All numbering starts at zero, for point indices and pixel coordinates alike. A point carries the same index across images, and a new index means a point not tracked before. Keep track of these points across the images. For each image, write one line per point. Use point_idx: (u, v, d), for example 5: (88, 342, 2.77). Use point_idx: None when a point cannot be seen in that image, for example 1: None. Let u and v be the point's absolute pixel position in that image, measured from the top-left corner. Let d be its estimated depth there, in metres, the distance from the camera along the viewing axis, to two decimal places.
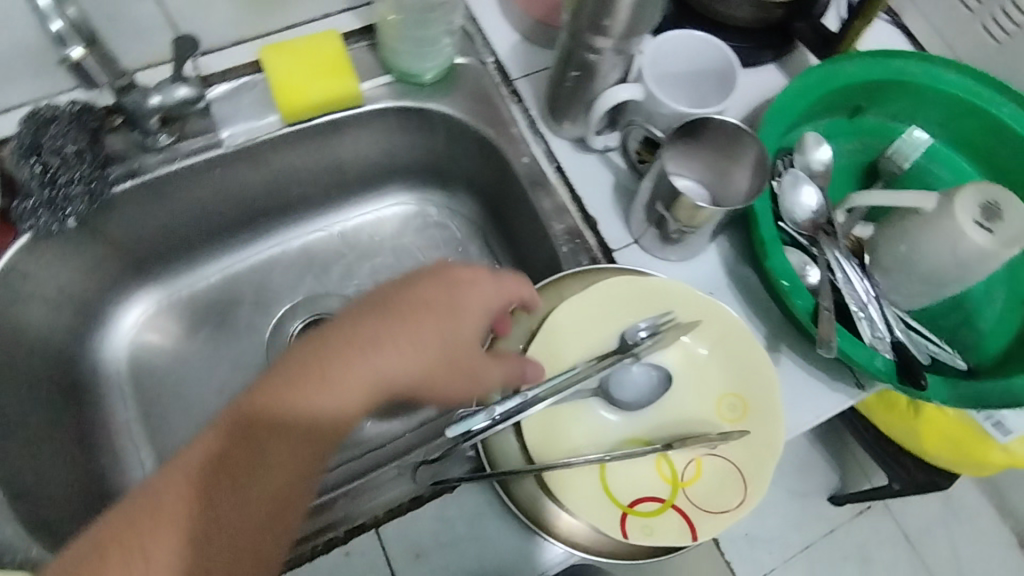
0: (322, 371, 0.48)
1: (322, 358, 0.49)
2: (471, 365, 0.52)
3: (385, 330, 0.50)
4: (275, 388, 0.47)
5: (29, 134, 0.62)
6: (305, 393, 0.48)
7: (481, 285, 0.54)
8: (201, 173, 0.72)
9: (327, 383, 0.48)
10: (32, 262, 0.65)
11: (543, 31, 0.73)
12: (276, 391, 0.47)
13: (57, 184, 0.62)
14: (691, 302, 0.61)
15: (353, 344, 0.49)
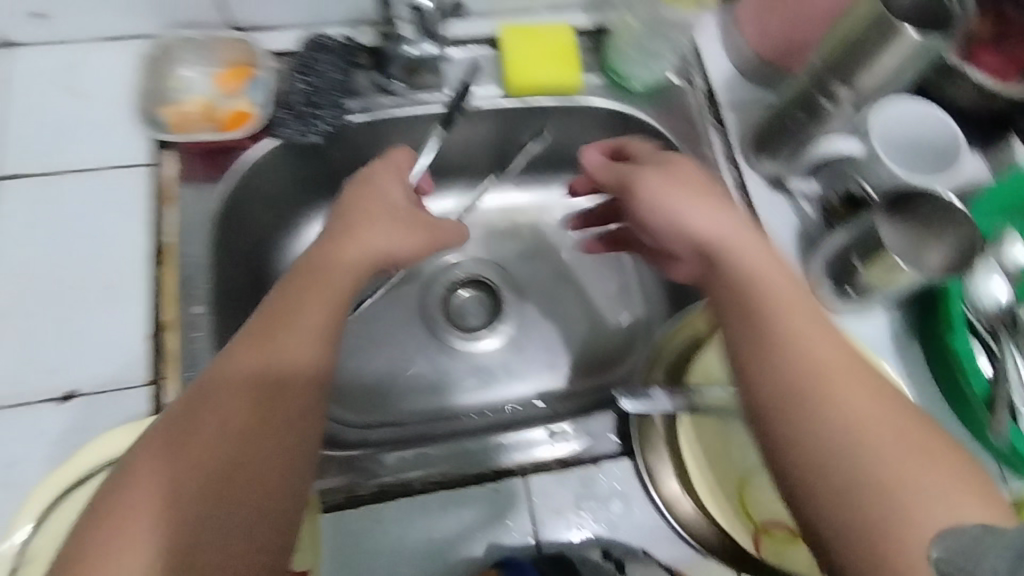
0: (279, 344, 0.49)
1: (263, 347, 0.48)
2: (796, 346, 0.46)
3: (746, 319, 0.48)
4: (255, 345, 0.48)
5: (305, 55, 0.70)
6: (264, 386, 0.47)
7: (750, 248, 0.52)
8: (419, 124, 0.76)
9: (286, 359, 0.48)
10: (270, 165, 0.72)
11: (761, 69, 0.75)
12: (247, 360, 0.47)
13: (315, 103, 0.70)
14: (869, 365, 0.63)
15: (313, 312, 0.51)
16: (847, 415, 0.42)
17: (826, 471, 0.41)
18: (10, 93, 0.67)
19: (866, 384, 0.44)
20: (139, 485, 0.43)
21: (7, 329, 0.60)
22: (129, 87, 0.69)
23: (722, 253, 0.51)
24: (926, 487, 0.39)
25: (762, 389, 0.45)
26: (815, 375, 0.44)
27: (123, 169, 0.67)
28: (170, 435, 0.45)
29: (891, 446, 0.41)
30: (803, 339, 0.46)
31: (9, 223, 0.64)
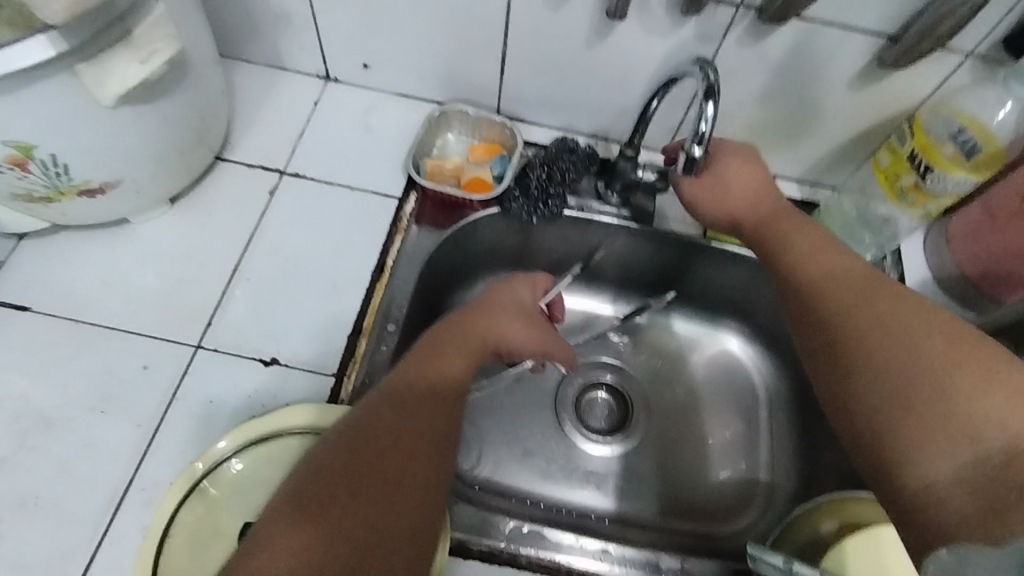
0: (431, 372, 0.58)
1: (431, 360, 0.59)
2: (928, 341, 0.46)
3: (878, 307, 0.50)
4: (410, 370, 0.57)
5: (554, 153, 0.80)
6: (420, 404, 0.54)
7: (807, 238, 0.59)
8: (619, 233, 0.83)
9: (444, 383, 0.58)
10: (487, 227, 0.82)
11: (963, 287, 0.76)
12: (400, 387, 0.55)
13: (545, 189, 0.80)
14: None
15: (460, 348, 0.61)
16: (906, 352, 0.46)
17: (909, 388, 0.44)
18: (320, 114, 0.84)
19: (924, 317, 0.47)
20: (312, 501, 0.46)
21: (247, 289, 0.71)
22: (407, 136, 0.84)
23: (785, 226, 0.61)
24: (979, 405, 0.41)
25: (831, 313, 0.51)
26: (885, 387, 0.45)
27: (378, 195, 0.79)
28: (332, 457, 0.49)
29: (932, 345, 0.45)
30: (833, 287, 0.53)
31: (280, 208, 0.77)
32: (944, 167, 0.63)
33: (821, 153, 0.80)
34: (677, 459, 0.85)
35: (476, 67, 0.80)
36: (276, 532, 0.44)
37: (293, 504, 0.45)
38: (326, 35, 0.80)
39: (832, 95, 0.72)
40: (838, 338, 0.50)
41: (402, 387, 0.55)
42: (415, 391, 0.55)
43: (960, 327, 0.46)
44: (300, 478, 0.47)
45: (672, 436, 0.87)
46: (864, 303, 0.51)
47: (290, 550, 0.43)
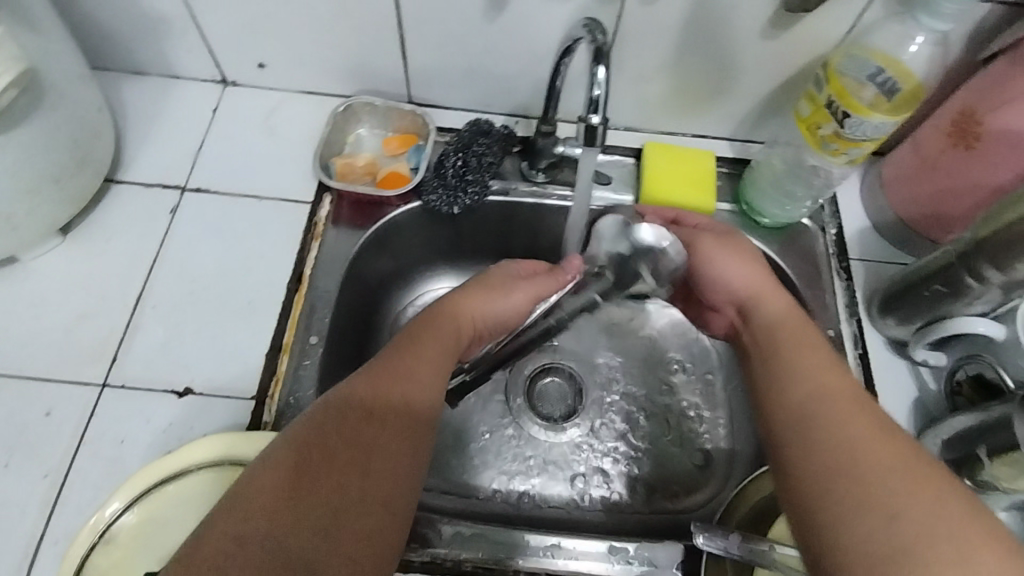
0: (422, 357, 0.52)
1: (414, 346, 0.53)
2: (896, 451, 0.42)
3: (849, 405, 0.46)
4: (407, 349, 0.52)
5: (468, 137, 0.76)
6: (404, 395, 0.48)
7: (790, 321, 0.56)
8: (549, 214, 0.79)
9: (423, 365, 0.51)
10: (409, 222, 0.78)
11: (900, 231, 0.74)
12: (392, 368, 0.50)
13: (464, 177, 0.75)
14: None
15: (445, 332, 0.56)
16: (853, 442, 0.43)
17: (846, 477, 0.42)
18: (220, 120, 0.79)
19: (876, 420, 0.45)
20: (273, 482, 0.41)
21: (154, 317, 0.67)
22: (316, 135, 0.79)
23: (763, 299, 0.59)
24: (914, 513, 0.38)
25: (791, 394, 0.49)
26: (846, 471, 0.42)
27: (290, 201, 0.75)
28: (307, 437, 0.43)
29: (885, 459, 0.41)
30: (802, 377, 0.50)
31: (184, 227, 0.72)
32: (859, 111, 0.60)
33: (745, 108, 0.77)
34: (636, 436, 0.82)
35: (375, 54, 0.75)
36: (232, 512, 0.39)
37: (255, 482, 0.41)
38: (212, 37, 0.75)
39: (747, 46, 0.69)
40: (817, 416, 0.46)
41: (384, 369, 0.49)
42: (402, 376, 0.49)
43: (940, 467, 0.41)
44: (264, 454, 0.43)
45: (628, 414, 0.83)
46: (830, 400, 0.47)
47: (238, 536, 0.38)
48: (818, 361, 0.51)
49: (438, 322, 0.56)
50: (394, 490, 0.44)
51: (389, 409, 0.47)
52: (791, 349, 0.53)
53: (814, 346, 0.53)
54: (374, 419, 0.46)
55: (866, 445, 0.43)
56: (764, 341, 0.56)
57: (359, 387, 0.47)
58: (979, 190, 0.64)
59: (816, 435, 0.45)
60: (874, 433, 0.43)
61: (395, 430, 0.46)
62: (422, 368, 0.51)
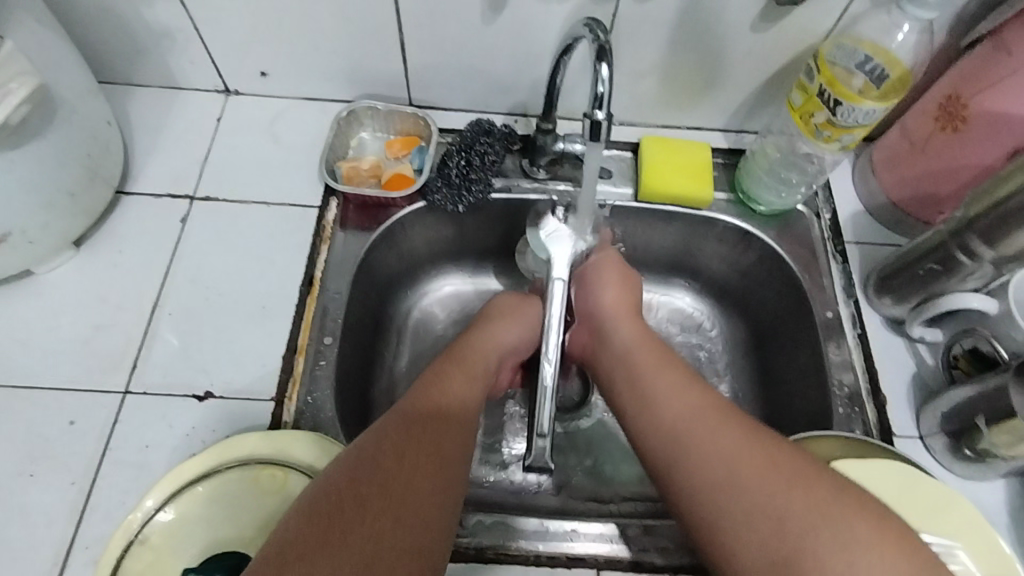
0: (447, 386, 0.58)
1: (437, 378, 0.58)
2: (751, 455, 0.47)
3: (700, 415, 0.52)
4: (430, 383, 0.58)
5: (470, 137, 0.78)
6: (422, 415, 0.53)
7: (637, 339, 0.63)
8: None
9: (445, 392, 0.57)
10: (415, 223, 0.80)
11: (892, 213, 0.76)
12: (412, 400, 0.54)
13: (467, 177, 0.76)
14: (974, 530, 0.56)
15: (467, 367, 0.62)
16: (728, 459, 0.48)
17: (729, 498, 0.46)
18: (224, 129, 0.80)
19: (742, 433, 0.49)
20: (327, 504, 0.44)
21: (170, 325, 0.68)
22: (319, 140, 0.81)
23: (607, 322, 0.66)
24: (780, 508, 0.44)
25: (667, 418, 0.53)
26: (717, 483, 0.47)
27: (297, 206, 0.77)
28: (355, 462, 0.48)
29: (749, 464, 0.47)
30: (670, 397, 0.54)
31: (195, 235, 0.74)
32: (851, 98, 0.62)
33: (739, 100, 0.79)
34: None
35: (375, 58, 0.77)
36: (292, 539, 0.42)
37: (315, 505, 0.44)
38: (214, 48, 0.76)
39: (738, 40, 0.71)
40: (677, 438, 0.51)
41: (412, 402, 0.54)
42: (422, 402, 0.54)
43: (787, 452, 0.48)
44: (313, 487, 0.47)
45: None
46: (701, 418, 0.52)
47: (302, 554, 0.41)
48: (667, 371, 0.58)
49: (454, 360, 0.62)
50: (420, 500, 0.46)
51: (414, 430, 0.51)
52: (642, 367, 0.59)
53: (657, 354, 0.60)
54: (396, 439, 0.49)
55: (741, 462, 0.47)
56: (626, 366, 0.61)
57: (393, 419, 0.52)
58: (967, 170, 0.66)
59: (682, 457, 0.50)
60: (730, 436, 0.49)
61: (426, 452, 0.50)
62: (443, 394, 0.56)
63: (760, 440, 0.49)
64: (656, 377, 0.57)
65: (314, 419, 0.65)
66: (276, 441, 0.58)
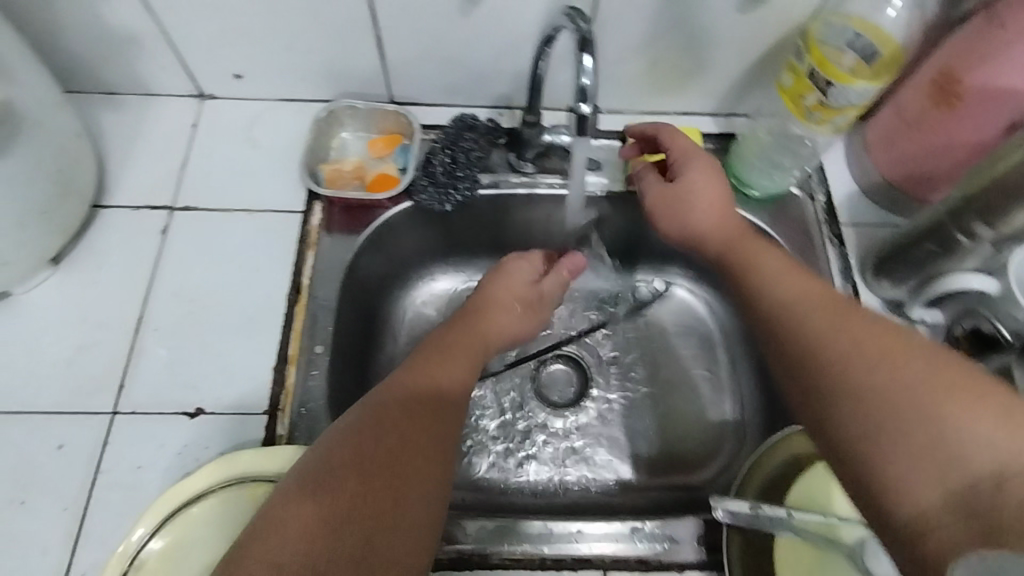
0: (442, 361, 0.57)
1: (436, 355, 0.58)
2: (864, 342, 0.44)
3: (816, 306, 0.49)
4: (423, 361, 0.57)
5: (455, 133, 0.76)
6: (413, 396, 0.51)
7: (719, 189, 0.62)
8: (541, 205, 0.79)
9: (438, 371, 0.56)
10: (402, 223, 0.78)
11: (887, 192, 0.75)
12: (408, 380, 0.53)
13: (454, 175, 0.75)
14: None
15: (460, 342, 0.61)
16: (896, 385, 0.41)
17: (857, 394, 0.42)
18: (201, 135, 0.78)
19: (861, 319, 0.46)
20: (315, 491, 0.42)
21: (156, 340, 0.67)
22: (300, 142, 0.78)
23: (665, 215, 0.64)
24: (909, 383, 0.41)
25: (818, 347, 0.46)
26: (837, 363, 0.44)
27: (280, 212, 0.75)
28: (350, 448, 0.45)
29: (874, 348, 0.44)
30: (772, 283, 0.53)
31: (177, 246, 0.72)
32: (842, 79, 0.61)
33: (727, 83, 0.77)
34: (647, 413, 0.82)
35: (352, 55, 0.74)
36: (266, 528, 0.40)
37: (297, 489, 0.42)
38: (185, 52, 0.74)
39: (725, 21, 0.69)
40: (795, 323, 0.49)
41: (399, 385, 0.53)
42: (413, 381, 0.54)
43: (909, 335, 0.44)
44: (297, 471, 0.44)
45: (637, 391, 0.83)
46: (814, 306, 0.49)
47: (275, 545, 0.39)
48: (778, 264, 0.55)
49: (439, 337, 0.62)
50: (412, 482, 0.45)
51: (408, 412, 0.50)
52: (726, 250, 0.59)
53: (755, 244, 0.57)
54: (388, 419, 0.48)
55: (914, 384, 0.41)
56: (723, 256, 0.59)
57: (392, 409, 0.49)
58: (961, 148, 0.65)
59: (804, 336, 0.47)
60: (850, 323, 0.46)
61: (427, 432, 0.49)
62: (444, 372, 0.56)
63: (880, 328, 0.45)
64: (729, 249, 0.58)
65: (309, 431, 0.63)
66: (271, 458, 0.57)
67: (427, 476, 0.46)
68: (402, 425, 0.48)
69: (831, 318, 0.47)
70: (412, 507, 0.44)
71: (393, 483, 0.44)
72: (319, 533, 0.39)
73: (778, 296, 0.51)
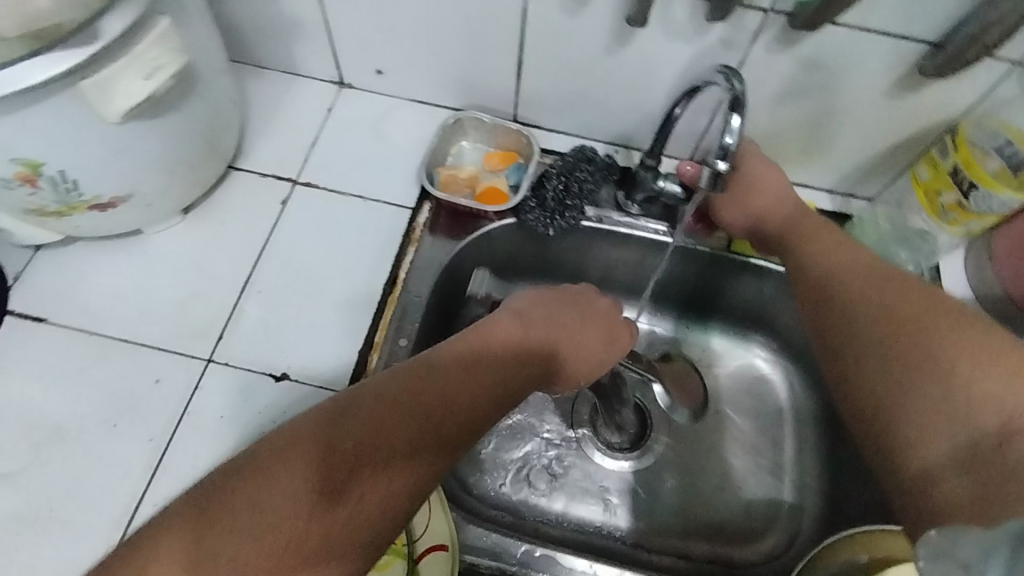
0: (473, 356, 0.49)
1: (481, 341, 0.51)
2: (913, 313, 0.50)
3: (873, 288, 0.54)
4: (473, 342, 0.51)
5: (572, 162, 0.78)
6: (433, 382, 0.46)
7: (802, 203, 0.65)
8: (639, 247, 0.80)
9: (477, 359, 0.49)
10: (501, 238, 0.80)
11: (1005, 306, 0.71)
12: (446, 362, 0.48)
13: (563, 202, 0.76)
14: None
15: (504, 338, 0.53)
16: (926, 343, 0.49)
17: (898, 364, 0.49)
18: (334, 120, 0.83)
19: (914, 291, 0.52)
20: (275, 481, 0.39)
21: (258, 301, 0.71)
22: (422, 143, 0.82)
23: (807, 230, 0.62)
24: (932, 345, 0.48)
25: (869, 327, 0.52)
26: (884, 332, 0.51)
27: (392, 204, 0.78)
28: (327, 444, 0.41)
29: (915, 321, 0.50)
30: (843, 257, 0.58)
31: (293, 218, 0.76)
32: (987, 182, 0.62)
33: (854, 163, 0.76)
34: (702, 476, 0.79)
35: (492, 71, 0.77)
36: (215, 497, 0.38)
37: (258, 469, 0.39)
38: (340, 43, 0.79)
39: (869, 103, 0.68)
40: (842, 297, 0.55)
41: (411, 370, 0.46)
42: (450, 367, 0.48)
43: (946, 305, 0.50)
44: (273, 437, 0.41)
45: (697, 451, 0.81)
46: (870, 282, 0.54)
47: (236, 517, 0.37)
48: (847, 250, 0.58)
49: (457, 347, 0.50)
50: (367, 480, 0.40)
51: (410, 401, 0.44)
52: (788, 228, 0.64)
53: (835, 237, 0.60)
54: (397, 397, 0.44)
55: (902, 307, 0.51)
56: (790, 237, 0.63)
57: (388, 408, 0.43)
58: None
59: (847, 315, 0.54)
60: (916, 303, 0.51)
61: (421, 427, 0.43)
62: (484, 358, 0.50)
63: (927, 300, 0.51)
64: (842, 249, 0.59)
65: None
66: None
67: (393, 480, 0.41)
68: (399, 411, 0.43)
69: (870, 293, 0.54)
70: (368, 509, 0.40)
71: (338, 473, 0.40)
72: (267, 524, 0.37)
73: (846, 282, 0.56)
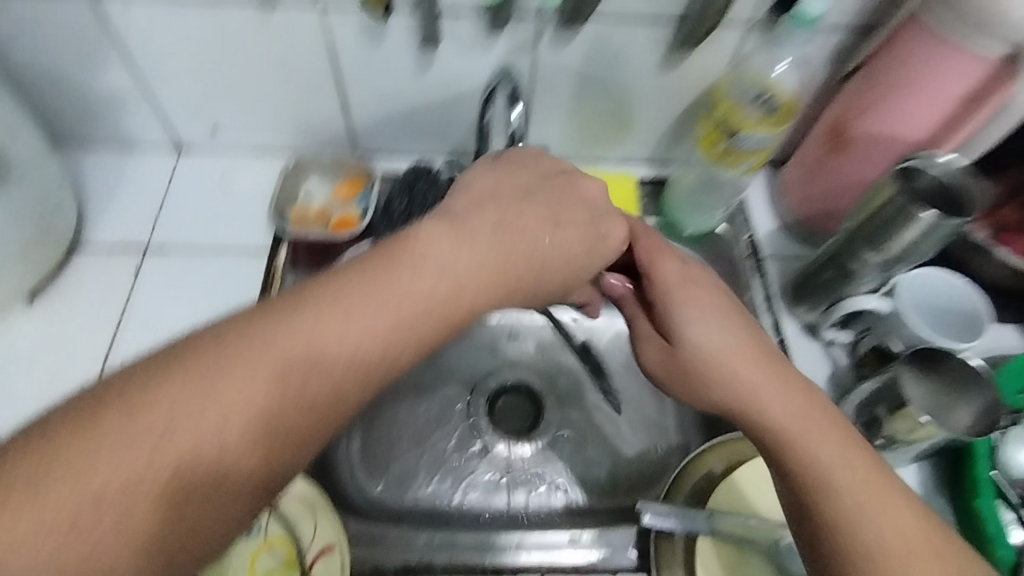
0: (336, 295, 0.43)
1: (379, 274, 0.45)
2: (764, 407, 0.49)
3: (739, 382, 0.51)
4: (363, 271, 0.45)
5: (411, 179, 0.84)
6: (300, 325, 0.42)
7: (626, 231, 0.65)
8: None
9: (359, 296, 0.43)
10: None
11: (802, 229, 0.84)
12: (317, 295, 0.43)
13: (410, 214, 0.81)
14: None
15: (405, 271, 0.45)
16: (805, 435, 0.47)
17: (790, 463, 0.47)
18: (176, 184, 0.85)
19: (818, 416, 0.48)
20: (159, 405, 0.37)
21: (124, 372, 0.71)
22: (269, 190, 0.85)
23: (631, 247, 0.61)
24: (824, 468, 0.46)
25: (765, 417, 0.49)
26: (778, 439, 0.48)
27: (248, 252, 0.81)
28: (216, 380, 0.39)
29: (808, 433, 0.47)
30: (709, 330, 0.54)
31: (148, 285, 0.77)
32: (745, 128, 0.72)
33: (657, 133, 0.86)
34: (596, 441, 0.84)
35: (321, 111, 0.82)
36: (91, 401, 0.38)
37: (145, 387, 0.38)
38: (166, 110, 0.81)
39: (650, 79, 0.78)
40: (768, 426, 0.49)
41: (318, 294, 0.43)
42: (316, 312, 0.42)
43: (820, 404, 0.49)
44: (158, 357, 0.40)
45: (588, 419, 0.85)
46: (740, 353, 0.52)
47: (89, 460, 0.35)
48: (712, 310, 0.55)
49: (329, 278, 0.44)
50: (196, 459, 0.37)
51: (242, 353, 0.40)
52: (674, 304, 0.55)
53: (715, 300, 0.55)
54: (234, 351, 0.40)
55: (796, 424, 0.48)
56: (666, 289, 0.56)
57: (292, 347, 0.41)
58: (854, 187, 0.74)
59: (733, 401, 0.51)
60: (775, 383, 0.50)
61: (279, 404, 0.40)
62: (365, 297, 0.43)
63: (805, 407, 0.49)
64: (661, 272, 0.57)
65: None
66: None
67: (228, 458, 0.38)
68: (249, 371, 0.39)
69: (728, 384, 0.51)
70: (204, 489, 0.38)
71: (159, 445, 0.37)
72: (140, 452, 0.36)
73: (748, 377, 0.51)
